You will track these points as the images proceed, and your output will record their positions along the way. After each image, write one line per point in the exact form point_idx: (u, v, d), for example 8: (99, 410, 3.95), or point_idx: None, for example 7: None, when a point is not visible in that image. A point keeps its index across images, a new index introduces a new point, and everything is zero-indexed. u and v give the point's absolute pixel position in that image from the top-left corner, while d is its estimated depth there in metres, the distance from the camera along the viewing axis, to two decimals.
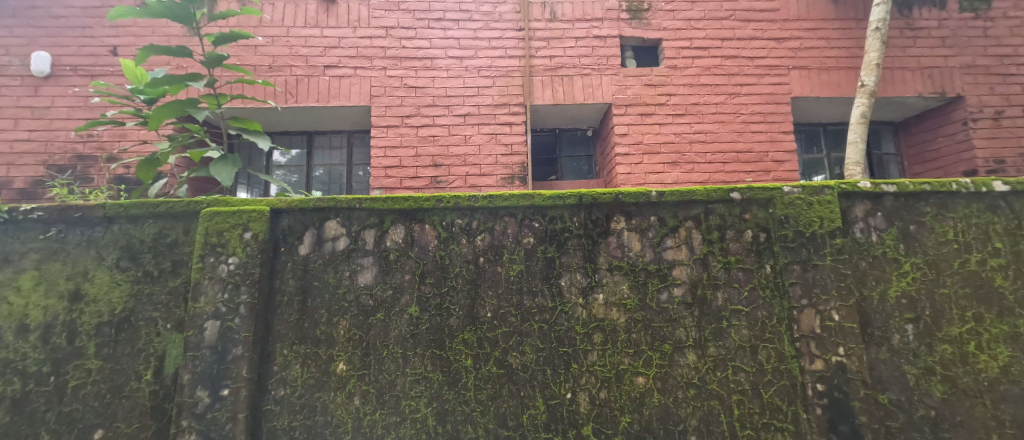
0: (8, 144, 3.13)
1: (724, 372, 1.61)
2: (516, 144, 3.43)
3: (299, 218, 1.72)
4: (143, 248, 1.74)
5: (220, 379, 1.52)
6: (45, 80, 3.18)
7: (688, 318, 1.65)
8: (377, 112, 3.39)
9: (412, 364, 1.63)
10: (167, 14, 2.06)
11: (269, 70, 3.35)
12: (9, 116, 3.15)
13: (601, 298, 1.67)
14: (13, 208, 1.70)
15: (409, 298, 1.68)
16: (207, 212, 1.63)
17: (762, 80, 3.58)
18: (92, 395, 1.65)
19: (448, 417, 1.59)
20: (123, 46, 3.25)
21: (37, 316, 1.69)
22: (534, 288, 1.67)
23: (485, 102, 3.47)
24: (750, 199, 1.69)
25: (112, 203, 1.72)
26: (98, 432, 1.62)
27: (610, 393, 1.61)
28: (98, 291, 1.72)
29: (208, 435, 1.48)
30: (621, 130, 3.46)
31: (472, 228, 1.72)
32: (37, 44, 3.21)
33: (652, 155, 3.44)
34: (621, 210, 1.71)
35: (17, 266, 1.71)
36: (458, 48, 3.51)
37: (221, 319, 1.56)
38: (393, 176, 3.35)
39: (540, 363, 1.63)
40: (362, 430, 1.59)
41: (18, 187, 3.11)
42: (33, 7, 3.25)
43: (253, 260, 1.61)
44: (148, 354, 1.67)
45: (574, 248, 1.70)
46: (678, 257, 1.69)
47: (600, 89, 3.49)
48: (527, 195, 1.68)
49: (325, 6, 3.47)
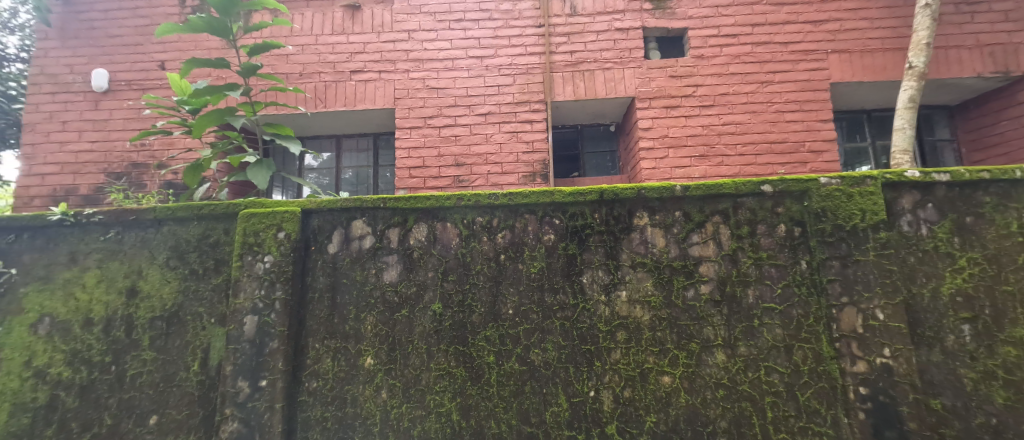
0: (73, 154, 3.42)
1: (756, 373, 1.54)
2: (537, 141, 3.41)
3: (328, 218, 1.79)
4: (189, 248, 1.87)
5: (259, 371, 1.61)
6: (104, 95, 3.46)
7: (716, 317, 1.59)
8: (401, 114, 3.46)
9: (435, 359, 1.66)
10: (208, 30, 2.20)
11: (300, 77, 3.49)
12: (74, 129, 3.44)
13: (624, 295, 1.63)
14: (79, 212, 1.88)
15: (432, 295, 1.71)
16: (245, 214, 1.73)
17: (797, 66, 3.40)
18: (147, 383, 1.78)
19: (471, 412, 1.61)
20: (169, 60, 3.48)
21: (99, 310, 1.85)
22: (554, 285, 1.66)
23: (506, 100, 3.47)
24: (783, 191, 1.60)
25: (161, 206, 1.86)
26: (153, 417, 1.75)
27: (635, 392, 1.57)
28: (151, 288, 1.86)
29: (249, 422, 1.57)
30: (645, 124, 3.37)
31: (493, 226, 1.73)
32: (97, 63, 3.49)
33: (679, 149, 3.33)
34: (644, 205, 1.67)
35: (83, 265, 1.89)
36: (478, 48, 3.53)
37: (258, 314, 1.65)
38: (417, 176, 3.41)
39: (562, 361, 1.61)
40: (389, 422, 1.64)
41: (83, 194, 3.39)
42: (92, 28, 3.54)
43: (287, 258, 1.69)
44: (195, 346, 1.78)
45: (595, 244, 1.67)
46: (704, 253, 1.63)
47: (622, 82, 3.43)
48: (547, 192, 1.68)
49: (351, 13, 3.58)
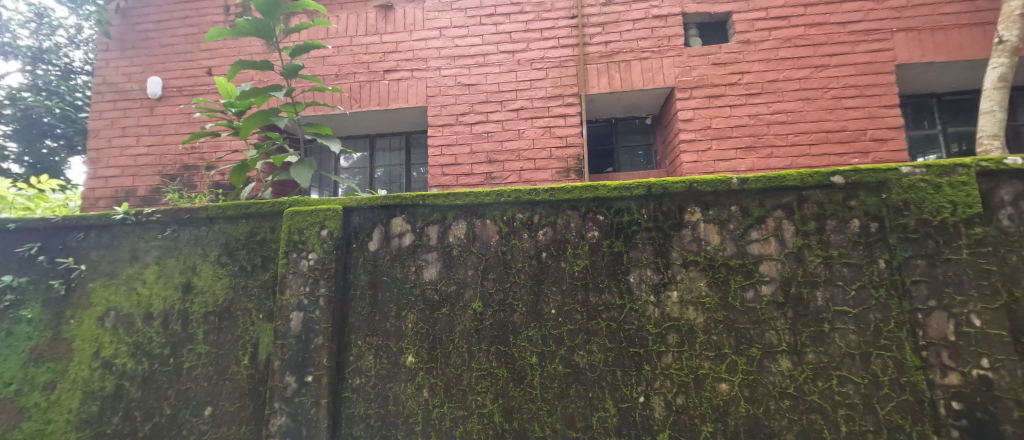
0: (132, 158, 3.62)
1: (827, 383, 1.41)
2: (571, 136, 3.32)
3: (368, 216, 1.80)
4: (239, 245, 1.92)
5: (305, 366, 1.63)
6: (158, 101, 3.65)
7: (780, 320, 1.47)
8: (433, 112, 3.45)
9: (477, 359, 1.63)
10: (253, 33, 2.26)
11: (336, 78, 3.55)
12: (132, 134, 3.65)
13: (675, 296, 1.54)
14: (139, 211, 1.98)
15: (472, 293, 1.67)
16: (289, 212, 1.76)
17: (856, 48, 3.14)
18: (202, 375, 1.85)
19: (514, 414, 1.57)
20: (216, 66, 3.62)
21: (158, 305, 1.94)
22: (599, 284, 1.59)
23: (539, 94, 3.39)
24: (856, 183, 1.46)
25: (213, 205, 1.92)
26: (208, 408, 1.81)
27: (689, 399, 1.48)
28: (204, 284, 1.92)
29: (297, 417, 1.60)
30: (686, 115, 3.21)
31: (534, 223, 1.67)
32: (151, 71, 3.69)
33: (723, 140, 3.15)
34: (696, 200, 1.57)
35: (142, 262, 1.98)
36: (510, 42, 3.46)
37: (303, 311, 1.67)
38: (450, 174, 3.40)
39: (609, 364, 1.54)
40: (431, 421, 1.62)
41: (141, 195, 3.59)
42: (146, 38, 3.73)
43: (330, 255, 1.71)
44: (245, 341, 1.83)
45: (642, 242, 1.58)
46: (765, 251, 1.51)
47: (660, 72, 3.28)
48: (590, 187, 1.61)
49: (384, 13, 3.60)
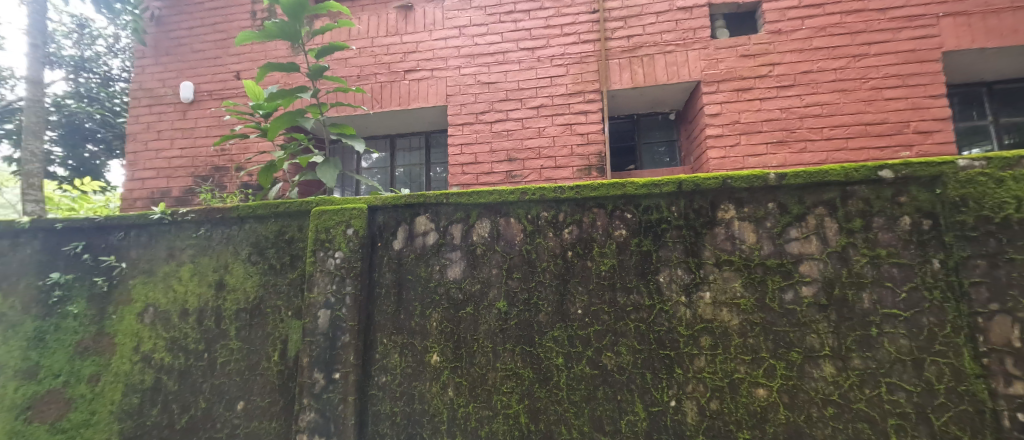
0: (166, 160, 3.75)
1: (875, 390, 1.34)
2: (592, 133, 3.25)
3: (393, 215, 1.80)
4: (268, 244, 1.95)
5: (332, 363, 1.65)
6: (190, 105, 3.76)
7: (822, 323, 1.39)
8: (453, 111, 3.45)
9: (502, 359, 1.61)
10: (280, 36, 2.30)
11: (358, 79, 3.58)
12: (166, 137, 3.78)
13: (708, 296, 1.48)
14: (175, 212, 2.04)
15: (497, 292, 1.66)
16: (316, 211, 1.78)
17: (898, 35, 2.97)
18: (234, 370, 1.89)
19: (540, 415, 1.55)
20: (243, 70, 3.71)
21: (193, 302, 1.99)
22: (627, 284, 1.55)
23: (559, 91, 3.34)
24: (907, 178, 1.36)
25: (243, 205, 1.96)
26: (241, 403, 1.86)
27: (723, 404, 1.42)
28: (236, 281, 1.97)
29: (325, 413, 1.62)
30: (713, 109, 3.10)
31: (559, 221, 1.64)
32: (183, 76, 3.81)
33: (753, 135, 3.03)
34: (730, 197, 1.51)
35: (178, 260, 2.05)
36: (529, 39, 3.42)
37: (330, 308, 1.69)
38: (470, 172, 3.39)
39: (638, 366, 1.50)
40: (457, 421, 1.62)
41: (176, 195, 3.72)
42: (177, 45, 3.86)
43: (355, 254, 1.72)
44: (275, 337, 1.87)
45: (672, 240, 1.53)
46: (806, 250, 1.44)
47: (686, 66, 3.18)
48: (617, 184, 1.56)
49: (404, 13, 3.62)
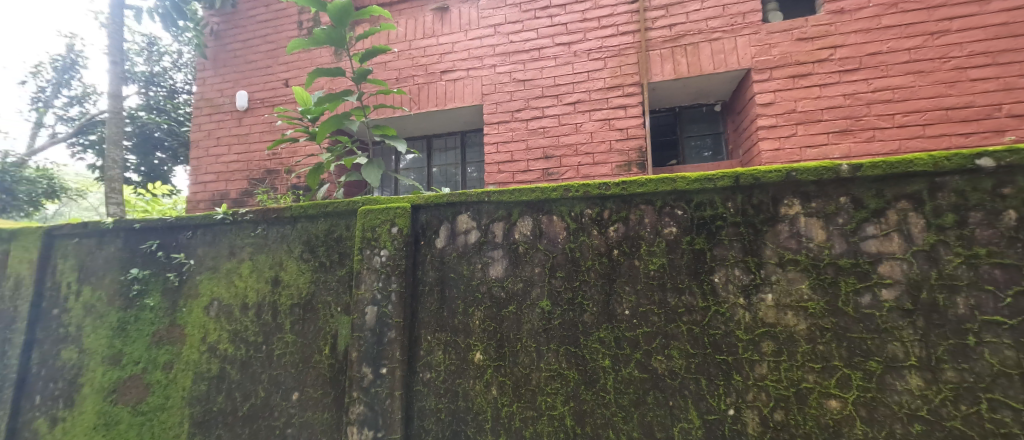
0: (225, 164, 3.99)
1: (973, 407, 1.18)
2: (632, 127, 3.12)
3: (435, 213, 1.80)
4: (318, 242, 2.02)
5: (380, 359, 1.68)
6: (244, 113, 3.98)
7: (906, 330, 1.26)
8: (488, 110, 3.42)
9: (546, 359, 1.58)
10: (328, 42, 2.37)
11: (397, 81, 3.64)
12: (224, 143, 4.02)
13: (770, 299, 1.38)
14: (236, 212, 2.16)
15: (540, 291, 1.62)
16: (363, 209, 1.83)
17: (986, 7, 2.63)
18: (290, 362, 1.98)
19: (586, 418, 1.50)
20: (291, 78, 3.88)
21: (252, 297, 2.10)
22: (679, 284, 1.46)
23: (597, 86, 3.24)
24: (1011, 167, 1.19)
25: (297, 205, 2.04)
26: (295, 393, 1.94)
27: (788, 415, 1.32)
28: (290, 277, 2.05)
29: (373, 406, 1.66)
30: (766, 98, 2.89)
31: (604, 218, 1.58)
32: (238, 86, 4.03)
33: (811, 124, 2.80)
34: (794, 190, 1.38)
35: (239, 257, 2.16)
36: (566, 34, 3.34)
37: (377, 305, 1.73)
38: (506, 171, 3.35)
39: (691, 371, 1.42)
40: (501, 420, 1.60)
41: (234, 197, 3.95)
42: (232, 57, 4.09)
43: (400, 252, 1.74)
44: (326, 332, 1.94)
45: (729, 238, 1.43)
46: (887, 249, 1.30)
47: (734, 53, 2.98)
48: (667, 179, 1.48)
49: (440, 15, 3.63)
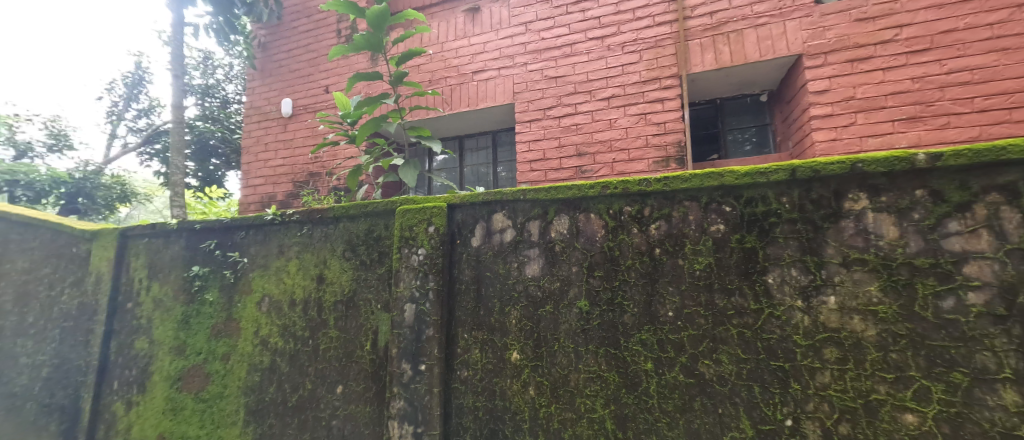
0: (272, 168, 4.18)
1: None
2: (670, 121, 2.98)
3: (470, 212, 1.79)
4: (359, 242, 2.07)
5: (418, 355, 1.70)
6: (289, 119, 4.15)
7: (999, 339, 1.11)
8: (520, 108, 3.37)
9: (585, 361, 1.53)
10: (367, 47, 2.41)
11: (430, 83, 3.68)
12: (272, 148, 4.21)
13: (833, 301, 1.26)
14: (285, 212, 2.25)
15: (577, 291, 1.57)
16: (401, 209, 1.85)
17: None
18: (334, 357, 2.04)
19: (628, 423, 1.44)
20: (331, 84, 4.01)
21: (299, 293, 2.18)
22: (728, 285, 1.37)
23: (632, 80, 3.12)
24: None
25: (340, 206, 2.10)
26: (339, 386, 1.99)
27: (855, 428, 1.21)
28: (334, 275, 2.11)
29: (413, 402, 1.67)
30: (820, 85, 2.68)
31: (645, 216, 1.51)
32: (283, 94, 4.21)
33: (872, 112, 2.56)
34: (861, 183, 1.26)
35: (287, 256, 2.25)
36: (599, 28, 3.24)
37: (415, 303, 1.74)
38: (538, 169, 3.29)
39: (743, 377, 1.33)
40: (539, 421, 1.57)
41: (281, 199, 4.13)
42: (277, 66, 4.28)
43: (437, 250, 1.75)
44: (367, 328, 1.98)
45: (784, 236, 1.33)
46: (974, 247, 1.15)
47: (783, 38, 2.78)
48: (714, 174, 1.39)
49: (471, 16, 3.63)
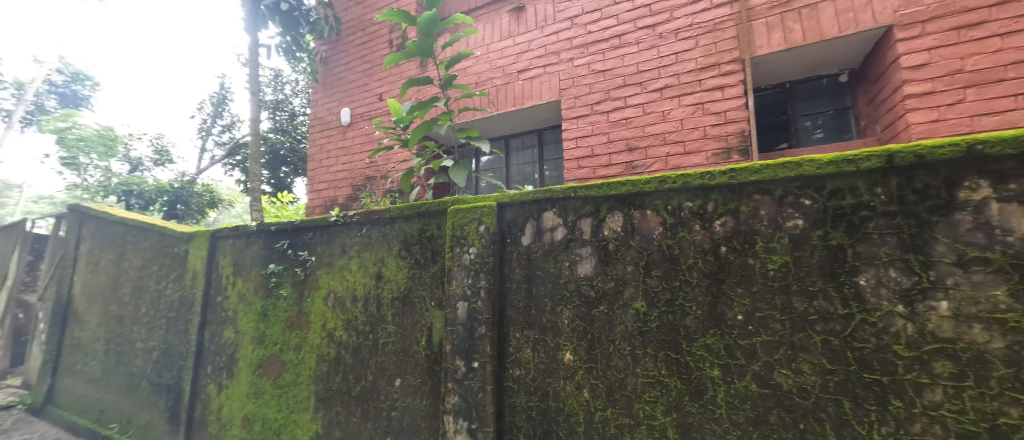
0: (333, 172, 4.41)
1: None
2: (731, 110, 2.74)
3: (520, 211, 1.75)
4: (414, 241, 2.10)
5: (472, 352, 1.69)
6: (348, 127, 4.35)
7: None
8: (567, 105, 3.28)
9: (642, 365, 1.44)
10: (420, 53, 2.44)
11: (477, 85, 3.68)
12: (333, 153, 4.44)
13: (945, 307, 1.08)
14: (347, 214, 2.35)
15: (633, 291, 1.48)
16: (453, 209, 1.86)
17: None
18: (392, 351, 2.09)
19: (693, 433, 1.33)
20: (384, 92, 4.15)
21: (360, 289, 2.27)
22: (809, 287, 1.22)
23: (687, 68, 2.91)
24: None
25: (396, 206, 2.16)
26: (398, 379, 2.04)
27: None
28: (391, 273, 2.16)
29: (467, 399, 1.67)
30: (916, 59, 2.32)
31: (708, 212, 1.38)
32: (342, 103, 4.42)
33: (988, 87, 2.15)
34: (982, 168, 1.06)
35: (349, 255, 2.35)
36: (649, 16, 3.06)
37: (468, 301, 1.73)
38: (586, 167, 3.18)
39: (829, 390, 1.17)
40: (594, 425, 1.50)
41: (342, 201, 4.34)
42: (336, 77, 4.50)
43: (488, 249, 1.73)
44: (422, 325, 2.00)
45: (879, 231, 1.15)
46: None
47: (867, 9, 2.47)
48: (790, 163, 1.25)
49: (516, 15, 3.58)
